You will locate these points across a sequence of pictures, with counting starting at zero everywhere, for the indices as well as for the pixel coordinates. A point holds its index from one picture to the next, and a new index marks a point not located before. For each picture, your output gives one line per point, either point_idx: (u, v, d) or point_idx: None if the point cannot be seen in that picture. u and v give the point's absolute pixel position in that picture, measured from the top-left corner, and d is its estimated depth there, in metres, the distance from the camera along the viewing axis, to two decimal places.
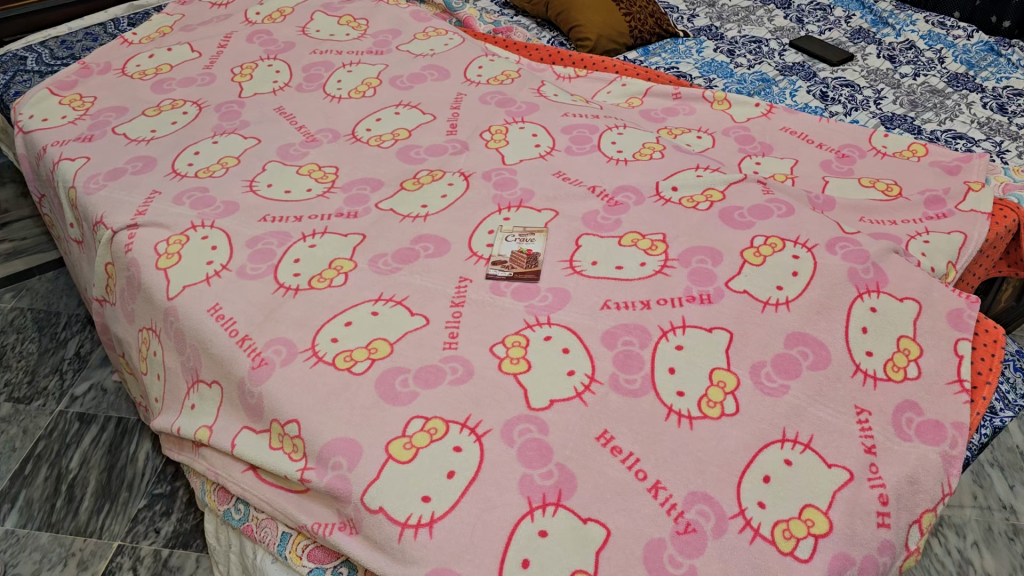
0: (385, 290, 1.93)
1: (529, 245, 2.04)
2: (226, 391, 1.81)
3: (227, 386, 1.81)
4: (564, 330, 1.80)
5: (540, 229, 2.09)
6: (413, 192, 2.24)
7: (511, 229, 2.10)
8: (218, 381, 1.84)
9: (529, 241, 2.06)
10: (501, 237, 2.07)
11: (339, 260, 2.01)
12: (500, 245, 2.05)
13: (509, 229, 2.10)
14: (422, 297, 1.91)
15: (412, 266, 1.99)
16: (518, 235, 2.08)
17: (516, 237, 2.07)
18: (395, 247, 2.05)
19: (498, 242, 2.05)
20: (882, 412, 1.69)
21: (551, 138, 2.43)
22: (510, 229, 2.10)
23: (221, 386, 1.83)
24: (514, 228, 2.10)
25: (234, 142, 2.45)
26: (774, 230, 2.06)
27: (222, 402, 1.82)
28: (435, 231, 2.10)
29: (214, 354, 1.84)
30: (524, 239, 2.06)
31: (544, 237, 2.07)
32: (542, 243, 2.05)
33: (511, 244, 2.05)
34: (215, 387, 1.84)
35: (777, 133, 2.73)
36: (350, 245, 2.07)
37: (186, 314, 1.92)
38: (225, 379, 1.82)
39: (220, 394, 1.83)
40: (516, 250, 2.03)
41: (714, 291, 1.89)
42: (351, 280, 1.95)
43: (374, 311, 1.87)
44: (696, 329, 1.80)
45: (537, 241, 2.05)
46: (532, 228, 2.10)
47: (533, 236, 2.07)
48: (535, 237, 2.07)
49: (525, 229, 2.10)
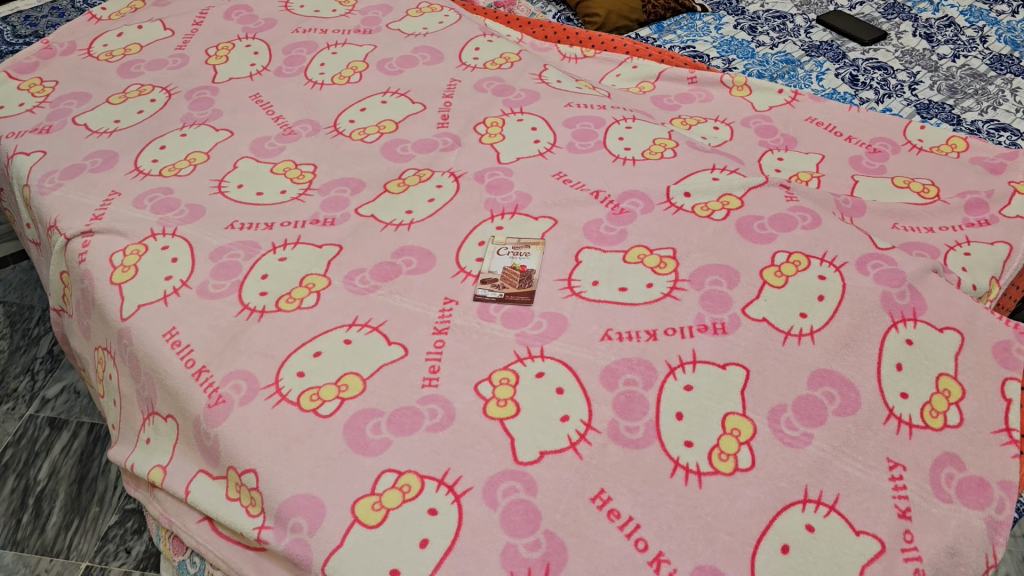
0: (360, 313, 1.73)
1: (524, 259, 1.83)
2: (182, 428, 1.63)
3: (183, 422, 1.63)
4: (558, 364, 1.60)
5: (537, 241, 1.88)
6: (397, 195, 2.03)
7: (504, 241, 1.88)
8: (174, 416, 1.65)
9: (524, 255, 1.84)
10: (492, 250, 1.86)
11: (312, 276, 1.81)
12: (491, 259, 1.84)
13: (501, 240, 1.89)
14: (401, 323, 1.71)
15: (392, 285, 1.79)
16: (512, 247, 1.87)
17: (510, 250, 1.86)
18: (374, 262, 1.85)
19: (488, 256, 1.85)
20: (919, 467, 1.48)
21: (552, 132, 2.20)
22: (503, 240, 1.89)
23: (177, 421, 1.64)
24: (508, 240, 1.89)
25: (205, 134, 2.24)
26: (798, 245, 1.84)
27: (178, 439, 1.64)
28: (419, 243, 1.90)
29: (169, 386, 1.65)
30: (518, 252, 1.85)
31: (541, 249, 1.86)
32: (538, 257, 1.84)
33: (504, 258, 1.84)
34: (171, 422, 1.66)
35: (801, 124, 2.49)
36: (324, 257, 1.86)
37: (140, 338, 1.73)
38: (181, 415, 1.63)
39: (176, 430, 1.65)
40: (509, 265, 1.82)
41: (729, 319, 1.67)
42: (324, 301, 1.75)
43: (347, 339, 1.67)
44: (708, 364, 1.59)
45: (532, 255, 1.84)
46: (527, 239, 1.89)
47: (528, 249, 1.86)
48: (530, 250, 1.86)
49: (519, 241, 1.89)
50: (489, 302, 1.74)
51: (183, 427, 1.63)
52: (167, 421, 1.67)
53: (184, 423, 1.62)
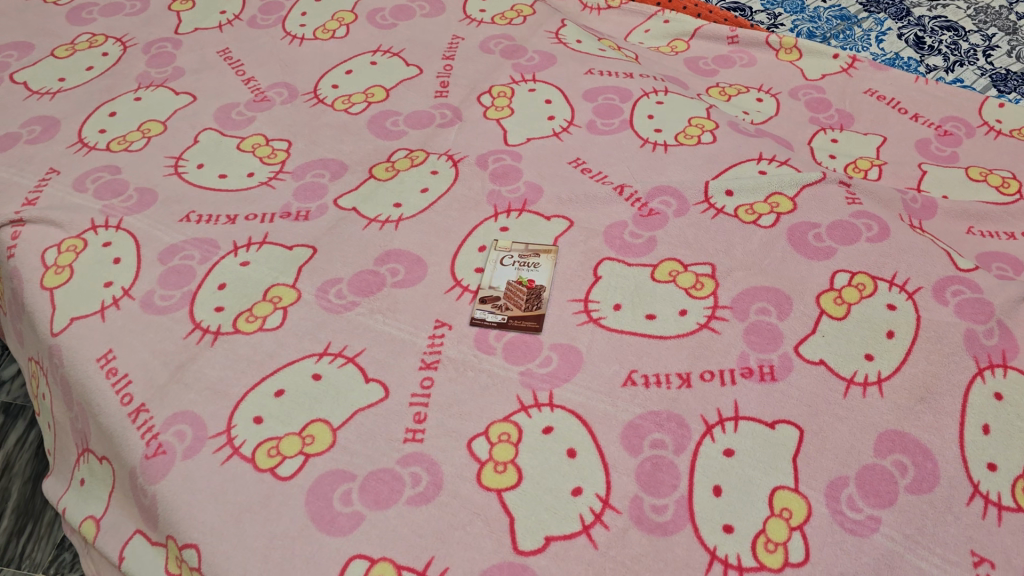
0: (333, 337, 1.44)
1: (531, 273, 1.53)
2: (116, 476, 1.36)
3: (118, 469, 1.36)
4: (570, 417, 1.31)
5: (547, 250, 1.57)
6: (384, 184, 1.71)
7: (508, 249, 1.58)
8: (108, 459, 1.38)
9: (532, 267, 1.54)
10: (493, 261, 1.56)
11: (278, 287, 1.52)
12: (491, 273, 1.54)
13: (505, 247, 1.58)
14: (381, 352, 1.41)
15: (374, 301, 1.50)
16: (518, 256, 1.56)
17: (515, 261, 1.55)
18: (353, 270, 1.55)
19: (488, 269, 1.54)
20: (1010, 564, 1.20)
21: (569, 107, 1.87)
22: (507, 248, 1.58)
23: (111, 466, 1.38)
24: (513, 247, 1.58)
25: (162, 99, 1.91)
26: (861, 263, 1.53)
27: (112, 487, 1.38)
28: (407, 247, 1.59)
29: (102, 424, 1.38)
30: (525, 264, 1.54)
31: (552, 261, 1.55)
32: (549, 271, 1.53)
33: (507, 272, 1.54)
34: (105, 464, 1.39)
35: (858, 97, 2.14)
36: (295, 262, 1.56)
37: (72, 362, 1.45)
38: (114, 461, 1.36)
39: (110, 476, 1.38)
40: (512, 281, 1.52)
41: (779, 362, 1.38)
42: (290, 320, 1.46)
43: (315, 373, 1.38)
44: (753, 422, 1.31)
45: (542, 269, 1.53)
46: (535, 248, 1.58)
47: (537, 261, 1.55)
48: (539, 262, 1.55)
49: (527, 247, 1.58)
50: (488, 329, 1.45)
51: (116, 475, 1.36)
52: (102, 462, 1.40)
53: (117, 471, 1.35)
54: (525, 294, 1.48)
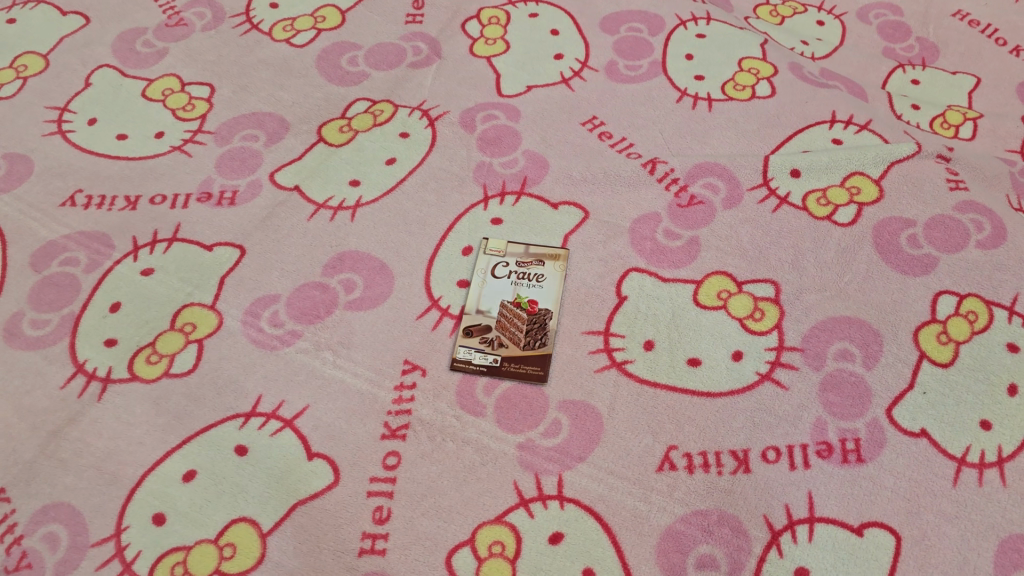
0: (264, 389, 1.06)
1: (533, 292, 1.14)
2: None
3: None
4: (586, 519, 0.96)
5: (554, 256, 1.18)
6: (338, 152, 1.29)
7: (502, 254, 1.18)
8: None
9: (533, 282, 1.15)
10: (482, 272, 1.16)
11: (190, 310, 1.12)
12: (480, 291, 1.15)
13: (498, 251, 1.18)
14: (330, 411, 1.04)
15: (320, 331, 1.11)
16: (516, 265, 1.17)
17: (510, 274, 1.16)
18: (293, 282, 1.15)
19: (475, 284, 1.15)
20: None
21: (582, 42, 1.43)
22: (500, 253, 1.18)
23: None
24: (509, 251, 1.18)
25: (45, 22, 1.47)
26: (971, 280, 1.15)
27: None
28: (366, 247, 1.19)
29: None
30: (524, 278, 1.15)
31: (561, 274, 1.16)
32: (556, 289, 1.14)
33: (501, 289, 1.14)
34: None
35: (945, 22, 1.69)
36: (216, 271, 1.16)
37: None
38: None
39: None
40: (507, 303, 1.13)
41: (866, 434, 1.02)
42: (206, 361, 1.08)
43: (238, 447, 1.01)
44: (833, 527, 0.96)
45: (547, 285, 1.14)
46: (538, 253, 1.18)
47: (540, 273, 1.16)
48: (543, 275, 1.16)
49: (528, 252, 1.18)
50: (474, 378, 1.07)
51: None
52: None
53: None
54: (523, 325, 1.09)
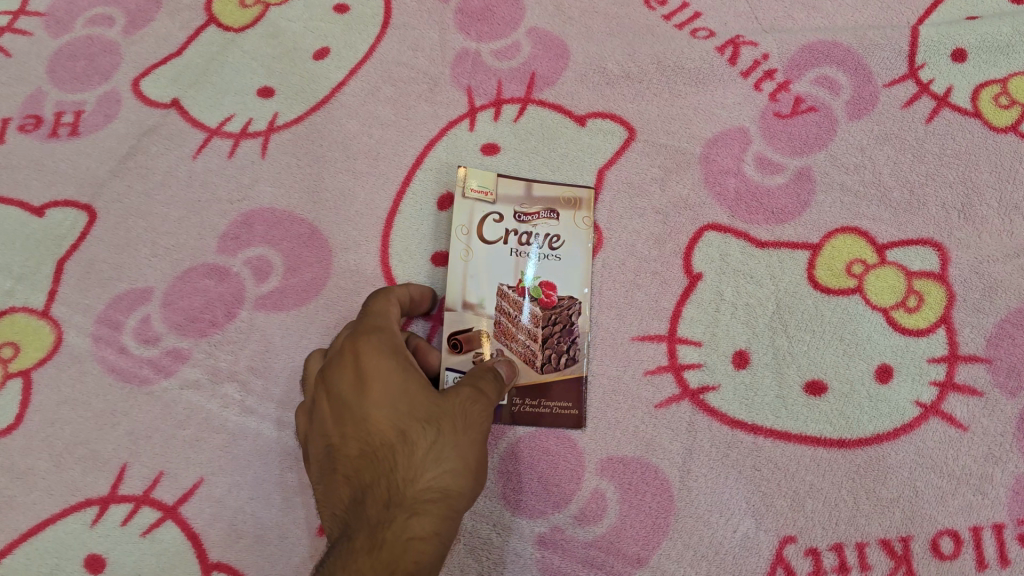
0: (131, 453, 0.66)
1: (547, 270, 0.70)
2: (437, 434, 0.52)
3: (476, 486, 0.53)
4: None
5: (573, 203, 0.73)
6: (239, 40, 0.82)
7: (493, 198, 0.72)
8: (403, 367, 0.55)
9: (547, 250, 0.71)
10: (464, 232, 0.70)
11: (11, 322, 0.71)
12: (464, 268, 0.69)
13: (486, 194, 0.72)
14: (235, 490, 0.65)
15: (216, 349, 0.70)
16: (518, 217, 0.71)
17: (508, 235, 0.71)
18: (173, 266, 0.73)
19: (457, 256, 0.69)
20: None
21: None
22: (490, 197, 0.72)
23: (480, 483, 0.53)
24: (502, 194, 0.72)
25: None
26: None
27: (462, 438, 0.53)
28: (286, 200, 0.75)
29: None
30: (529, 242, 0.71)
31: (588, 235, 0.72)
32: (583, 262, 0.71)
33: (496, 263, 0.70)
34: (381, 338, 0.58)
35: None
36: (50, 251, 0.74)
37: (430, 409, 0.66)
38: (473, 491, 0.53)
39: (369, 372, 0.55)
40: (509, 288, 0.69)
41: None
42: (36, 410, 0.68)
43: (90, 559, 0.63)
44: None
45: (567, 257, 0.71)
46: (549, 198, 0.73)
47: (555, 235, 0.72)
48: (561, 238, 0.72)
49: (530, 193, 0.72)
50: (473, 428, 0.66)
51: (438, 453, 0.52)
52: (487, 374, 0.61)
53: (416, 467, 0.51)
54: (539, 333, 0.68)
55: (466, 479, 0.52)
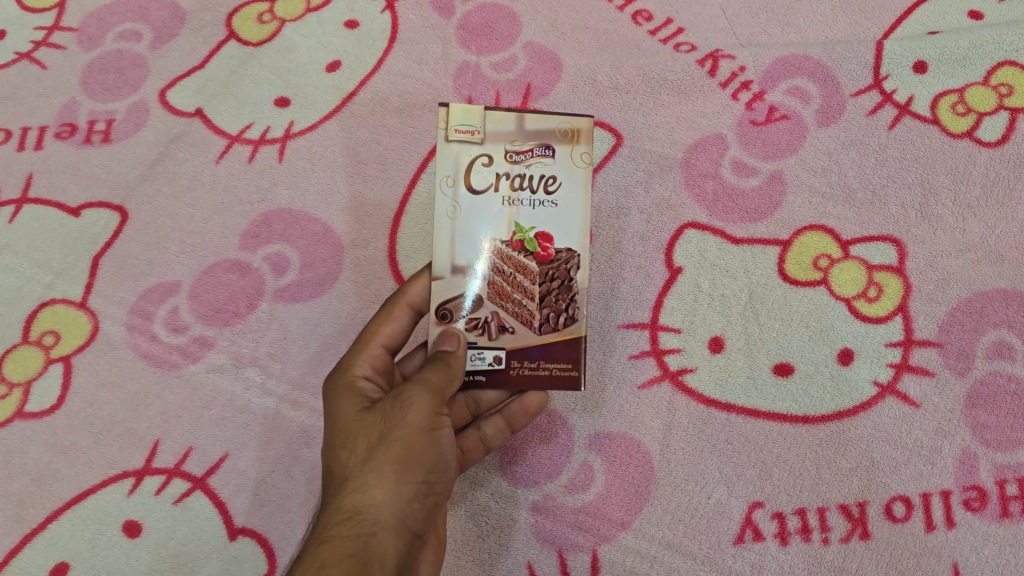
0: (163, 430, 0.73)
1: (545, 218, 0.62)
2: (353, 463, 0.55)
3: (396, 493, 0.53)
4: None
5: (569, 135, 0.63)
6: (257, 54, 0.89)
7: (481, 138, 0.62)
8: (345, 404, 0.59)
9: (540, 198, 0.62)
10: (450, 183, 0.62)
11: (52, 312, 0.78)
12: (452, 226, 0.62)
13: (472, 132, 0.62)
14: (259, 463, 0.72)
15: (239, 337, 0.76)
16: (510, 165, 0.62)
17: (499, 180, 0.62)
18: (199, 261, 0.80)
19: (444, 214, 0.62)
20: None
21: None
22: (477, 136, 0.62)
23: (403, 481, 0.53)
24: (491, 131, 0.62)
25: None
26: None
27: (375, 454, 0.54)
28: (302, 201, 0.82)
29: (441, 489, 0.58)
30: (522, 189, 0.62)
31: (586, 174, 0.63)
32: (579, 208, 0.62)
33: (489, 216, 0.62)
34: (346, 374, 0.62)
35: None
36: (86, 248, 0.80)
37: (531, 411, 0.68)
38: (400, 498, 0.53)
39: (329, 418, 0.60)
40: (502, 242, 0.62)
41: None
42: (76, 392, 0.75)
43: (129, 525, 0.70)
44: None
45: (565, 202, 0.62)
46: (542, 130, 0.62)
47: (550, 177, 0.62)
48: (556, 180, 0.62)
49: (518, 140, 0.62)
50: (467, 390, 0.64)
51: (349, 481, 0.54)
52: (444, 348, 0.61)
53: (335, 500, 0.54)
54: (536, 292, 0.62)
55: (378, 492, 0.53)
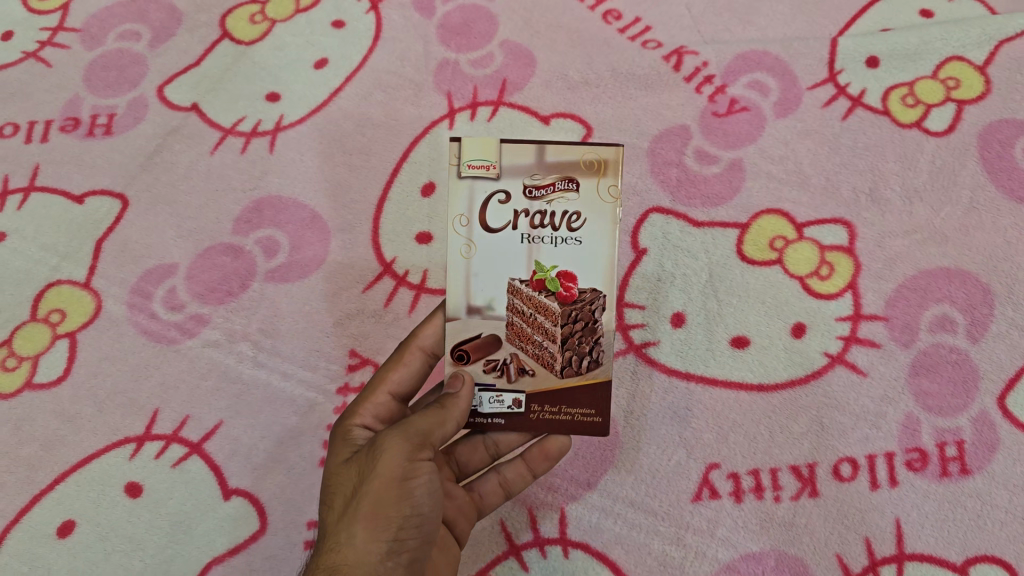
0: (162, 400, 0.79)
1: (566, 255, 0.64)
2: (332, 526, 0.58)
3: (367, 550, 0.55)
4: (598, 571, 0.73)
5: (596, 167, 0.63)
6: (250, 52, 0.95)
7: (496, 172, 0.64)
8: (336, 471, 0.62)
9: (562, 235, 0.64)
10: (464, 221, 0.64)
11: (58, 291, 0.83)
12: (467, 265, 0.64)
13: (486, 167, 0.63)
14: (252, 430, 0.78)
15: (233, 314, 0.82)
16: (530, 200, 0.64)
17: (518, 217, 0.64)
18: (194, 245, 0.85)
19: (457, 252, 0.64)
20: None
21: None
22: (492, 170, 0.64)
23: (374, 535, 0.55)
24: (506, 165, 0.64)
25: None
26: None
27: (348, 518, 0.57)
28: (292, 189, 0.87)
29: (428, 539, 0.59)
30: (543, 226, 0.64)
31: (613, 210, 0.63)
32: (603, 245, 0.64)
33: (506, 254, 0.64)
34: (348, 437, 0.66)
35: None
36: (89, 233, 0.86)
37: (551, 455, 0.72)
38: (371, 555, 0.55)
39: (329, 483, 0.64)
40: (521, 283, 0.64)
41: (972, 436, 0.76)
42: (80, 365, 0.80)
43: (130, 486, 0.75)
44: (930, 566, 0.73)
45: (587, 240, 0.63)
46: (564, 163, 0.63)
47: (574, 212, 0.63)
48: (581, 215, 0.64)
49: (537, 175, 0.64)
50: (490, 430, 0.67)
51: (328, 544, 0.57)
52: (449, 390, 0.64)
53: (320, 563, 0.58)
54: (558, 334, 0.63)
55: (349, 553, 0.55)
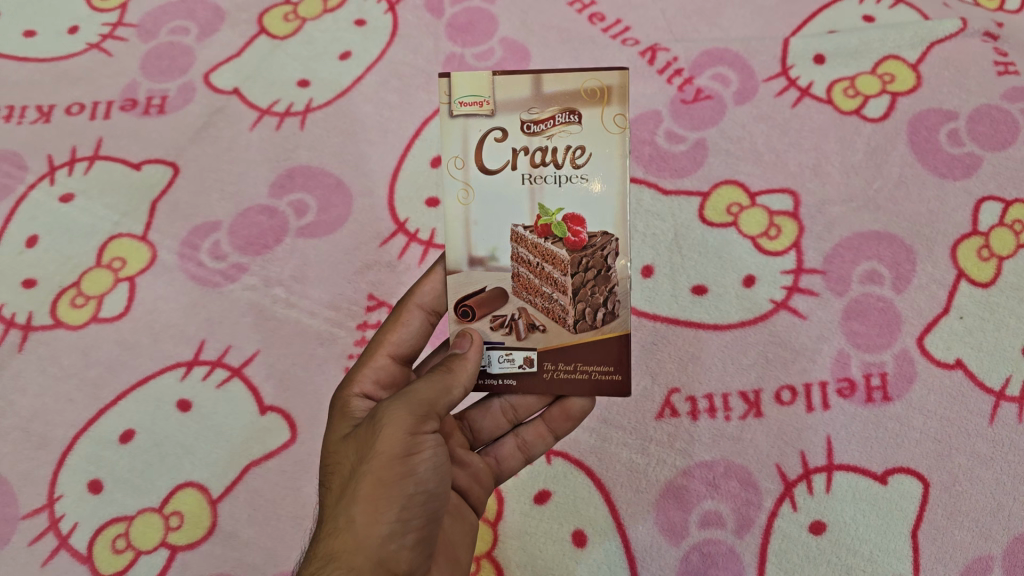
0: (209, 333, 0.93)
1: (573, 194, 0.69)
2: (333, 505, 0.63)
3: (367, 530, 0.60)
4: (577, 475, 0.88)
5: (599, 95, 0.68)
6: (283, 45, 1.10)
7: (491, 108, 0.69)
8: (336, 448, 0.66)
9: (570, 171, 0.69)
10: (459, 164, 0.70)
11: (119, 243, 0.98)
12: (465, 211, 0.70)
13: (481, 105, 0.69)
14: (284, 358, 0.92)
15: (269, 264, 0.96)
16: (530, 133, 0.69)
17: (518, 156, 0.69)
18: (236, 206, 1.00)
19: (456, 198, 0.70)
20: None
21: None
22: (487, 107, 0.69)
23: (375, 515, 0.60)
24: (499, 101, 0.69)
25: None
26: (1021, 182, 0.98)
27: (348, 498, 0.61)
28: (319, 160, 1.02)
29: (431, 513, 0.64)
30: (547, 162, 0.69)
31: (619, 139, 0.69)
32: (607, 178, 0.69)
33: (504, 197, 0.70)
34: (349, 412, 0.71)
35: None
36: (145, 195, 1.01)
37: (571, 415, 0.79)
38: (370, 533, 0.60)
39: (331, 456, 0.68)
40: (525, 229, 0.70)
41: (894, 368, 0.90)
42: (138, 303, 0.95)
43: (181, 402, 0.91)
44: (854, 475, 0.86)
45: (593, 174, 0.69)
46: (563, 95, 0.68)
47: (577, 147, 0.69)
48: (584, 150, 0.69)
49: (533, 107, 0.69)
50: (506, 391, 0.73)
51: (328, 521, 0.62)
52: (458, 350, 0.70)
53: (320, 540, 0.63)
54: (569, 285, 0.69)
55: (348, 533, 0.60)
